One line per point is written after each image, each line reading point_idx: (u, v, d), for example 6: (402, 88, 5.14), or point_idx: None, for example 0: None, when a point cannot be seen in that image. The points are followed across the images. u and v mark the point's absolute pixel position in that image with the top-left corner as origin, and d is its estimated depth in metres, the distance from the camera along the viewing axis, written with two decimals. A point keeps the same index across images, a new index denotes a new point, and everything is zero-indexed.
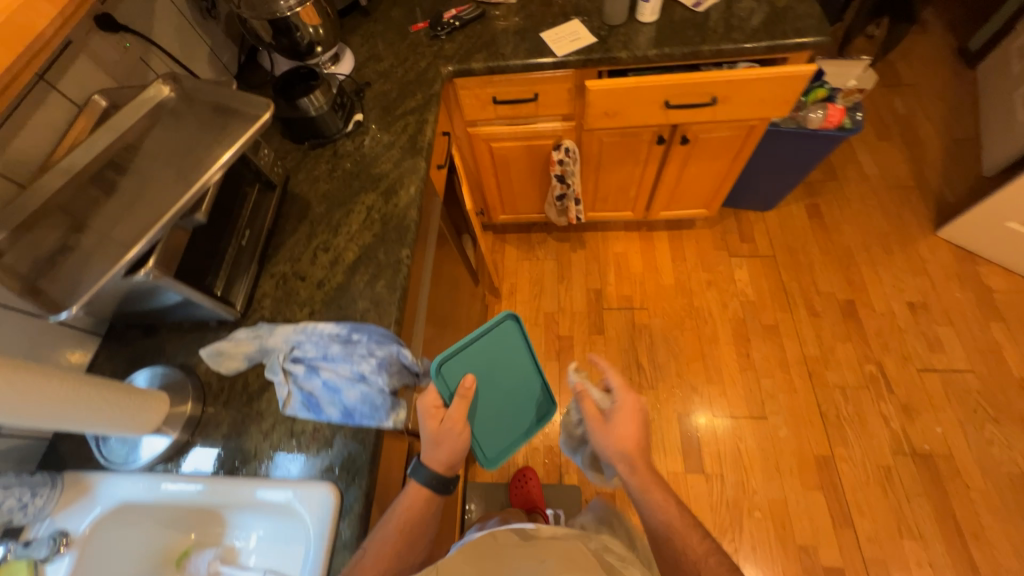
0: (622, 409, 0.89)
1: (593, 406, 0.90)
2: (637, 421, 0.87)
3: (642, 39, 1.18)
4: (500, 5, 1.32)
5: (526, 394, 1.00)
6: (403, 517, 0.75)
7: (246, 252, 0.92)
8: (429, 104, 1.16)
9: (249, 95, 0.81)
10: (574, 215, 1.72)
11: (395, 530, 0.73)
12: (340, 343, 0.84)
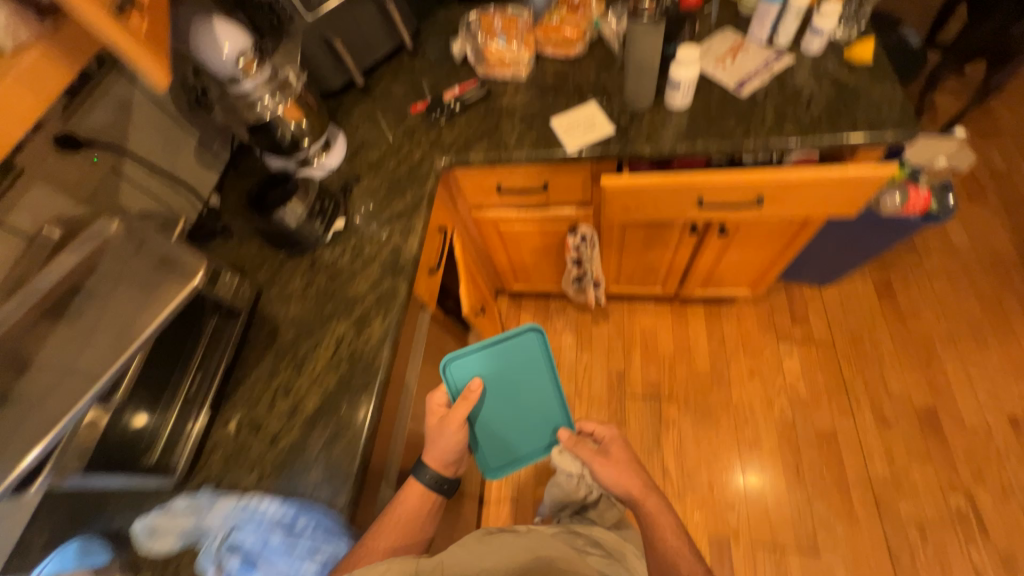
0: (609, 449, 0.95)
1: (586, 450, 0.93)
2: (623, 450, 0.94)
3: (670, 129, 0.99)
4: (508, 82, 1.17)
5: (539, 423, 1.03)
6: (405, 510, 0.81)
7: (193, 404, 0.80)
8: (419, 207, 1.03)
9: (186, 254, 0.74)
10: (593, 296, 1.53)
11: (393, 522, 0.79)
12: (283, 531, 0.70)
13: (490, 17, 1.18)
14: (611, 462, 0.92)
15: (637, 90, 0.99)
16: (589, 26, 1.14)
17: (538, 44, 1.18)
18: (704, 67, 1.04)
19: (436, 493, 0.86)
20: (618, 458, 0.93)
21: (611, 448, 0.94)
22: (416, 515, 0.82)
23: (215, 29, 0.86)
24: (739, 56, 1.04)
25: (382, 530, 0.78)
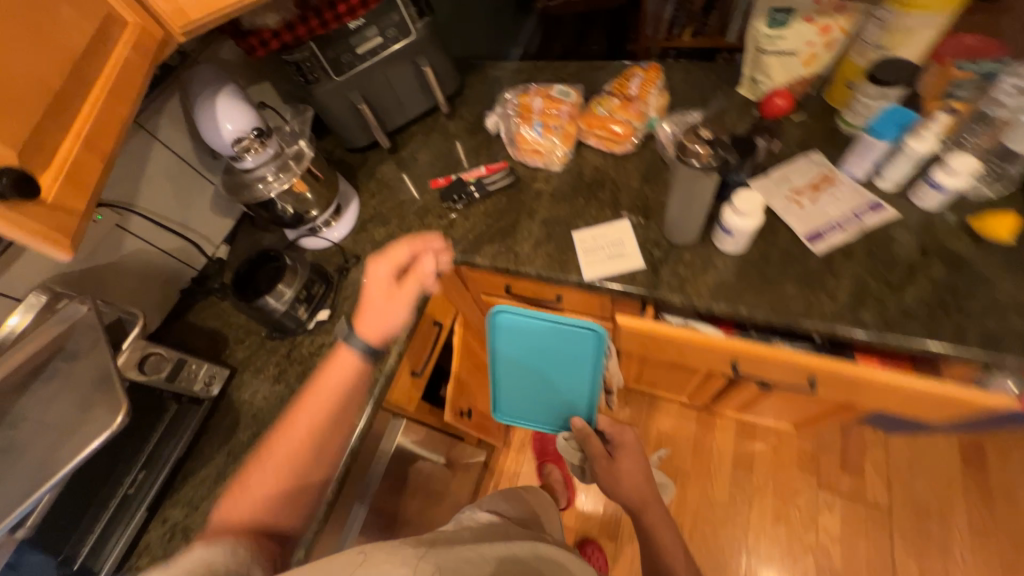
0: (621, 446, 1.13)
1: (596, 445, 1.10)
2: (631, 460, 1.10)
3: (711, 277, 0.81)
4: (539, 173, 1.03)
5: (573, 372, 1.10)
6: (319, 408, 0.67)
7: (129, 505, 0.77)
8: (409, 310, 0.94)
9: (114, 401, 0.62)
10: (606, 398, 1.38)
11: (321, 407, 0.67)
12: None
13: (531, 95, 1.03)
14: (620, 460, 1.11)
15: (678, 221, 0.82)
16: (642, 124, 0.96)
17: (579, 133, 1.01)
18: (772, 202, 0.84)
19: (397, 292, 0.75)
20: (629, 463, 1.10)
21: (622, 458, 1.11)
22: (351, 371, 0.70)
23: (217, 107, 0.81)
24: (822, 196, 0.82)
25: (306, 402, 0.68)
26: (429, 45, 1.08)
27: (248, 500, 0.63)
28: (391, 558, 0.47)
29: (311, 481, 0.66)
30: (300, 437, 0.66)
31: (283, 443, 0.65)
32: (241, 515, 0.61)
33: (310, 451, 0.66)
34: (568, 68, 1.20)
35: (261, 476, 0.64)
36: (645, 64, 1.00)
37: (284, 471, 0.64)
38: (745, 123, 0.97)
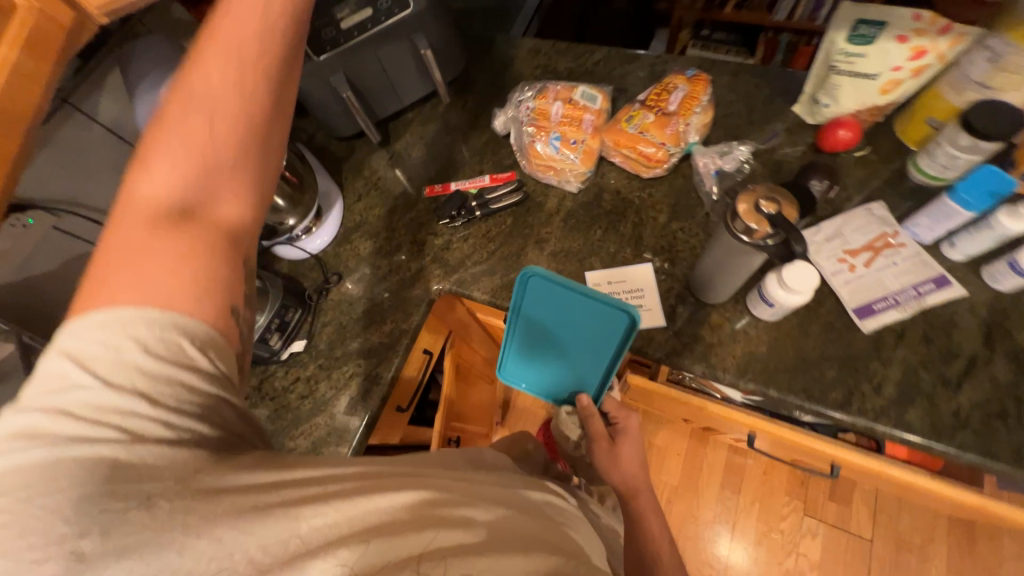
0: (625, 441, 0.78)
1: (598, 427, 0.77)
2: (632, 447, 0.78)
3: (741, 348, 0.71)
4: (552, 191, 0.89)
5: (599, 352, 0.76)
6: (227, 53, 0.47)
7: None
8: (395, 347, 0.84)
9: None
10: None
11: (231, 75, 0.47)
12: None
13: (550, 95, 0.87)
14: (620, 444, 0.77)
15: (707, 278, 0.71)
16: (678, 148, 0.81)
17: (602, 148, 0.85)
18: (820, 262, 0.73)
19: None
20: (630, 449, 0.77)
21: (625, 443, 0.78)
22: (275, 9, 0.51)
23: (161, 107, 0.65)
24: (879, 261, 0.71)
25: (205, 86, 0.46)
26: (431, 21, 0.88)
27: (146, 237, 0.42)
28: (401, 504, 0.42)
29: (262, 166, 0.49)
30: (207, 113, 0.46)
31: (184, 133, 0.45)
32: (127, 244, 0.41)
33: (236, 108, 0.47)
34: (594, 56, 1.01)
35: (167, 151, 0.45)
36: (688, 73, 0.83)
37: (229, 124, 0.46)
38: (799, 154, 0.83)
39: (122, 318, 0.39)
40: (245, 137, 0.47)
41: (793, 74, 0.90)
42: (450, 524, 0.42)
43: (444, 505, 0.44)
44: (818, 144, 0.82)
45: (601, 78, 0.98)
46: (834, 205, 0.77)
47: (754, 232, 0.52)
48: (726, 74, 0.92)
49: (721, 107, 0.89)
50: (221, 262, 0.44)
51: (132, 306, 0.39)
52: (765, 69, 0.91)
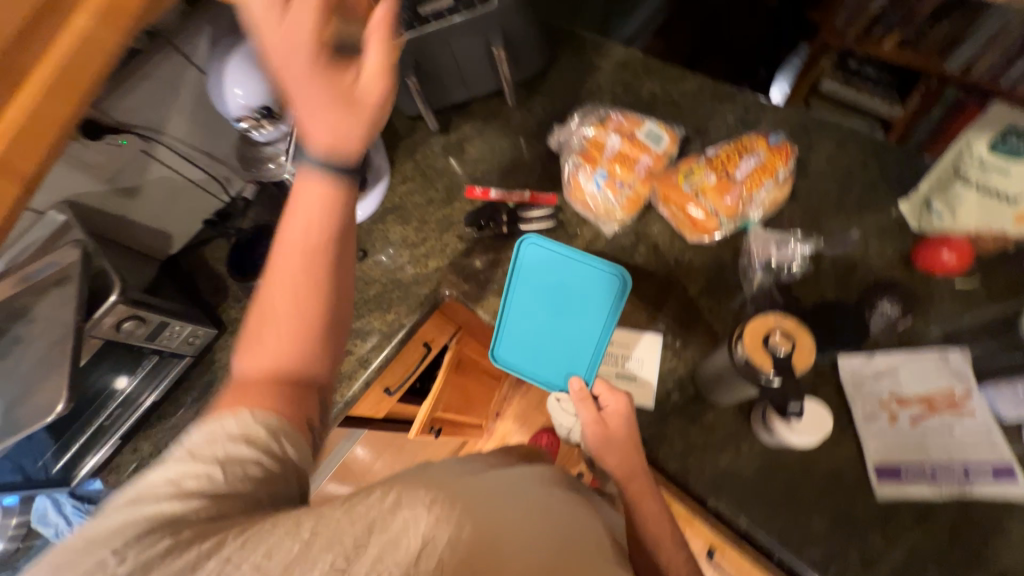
0: (612, 426, 0.65)
1: (585, 408, 0.66)
2: (625, 427, 0.65)
3: (725, 461, 0.64)
4: (588, 225, 0.82)
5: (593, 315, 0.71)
6: (306, 239, 0.46)
7: (105, 432, 0.85)
8: (392, 337, 0.87)
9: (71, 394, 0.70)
10: None
11: (313, 253, 0.46)
12: None
13: (611, 125, 0.80)
14: (608, 428, 0.65)
15: (713, 376, 0.64)
16: (732, 222, 0.71)
17: (651, 196, 0.77)
18: (854, 398, 0.62)
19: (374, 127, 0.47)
20: (620, 434, 0.64)
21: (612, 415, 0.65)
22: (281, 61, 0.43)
23: (229, 72, 0.68)
24: (930, 422, 0.59)
25: (320, 276, 0.46)
26: (512, 18, 0.84)
27: (251, 388, 0.42)
28: (425, 519, 0.34)
29: (337, 318, 0.48)
30: (312, 286, 0.46)
31: (278, 307, 0.45)
32: (247, 385, 0.43)
33: (328, 267, 0.46)
34: (685, 85, 0.91)
35: (266, 336, 0.45)
36: (773, 138, 0.72)
37: (326, 304, 0.46)
38: (882, 261, 0.69)
39: (223, 427, 0.39)
40: (326, 296, 0.46)
41: (914, 161, 0.74)
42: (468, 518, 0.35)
43: (475, 516, 0.36)
44: (912, 257, 0.68)
45: (683, 113, 0.88)
46: (900, 335, 0.65)
47: (753, 368, 0.45)
48: (830, 142, 0.78)
49: (808, 180, 0.76)
50: (287, 409, 0.43)
51: (229, 415, 0.40)
52: (881, 148, 0.76)
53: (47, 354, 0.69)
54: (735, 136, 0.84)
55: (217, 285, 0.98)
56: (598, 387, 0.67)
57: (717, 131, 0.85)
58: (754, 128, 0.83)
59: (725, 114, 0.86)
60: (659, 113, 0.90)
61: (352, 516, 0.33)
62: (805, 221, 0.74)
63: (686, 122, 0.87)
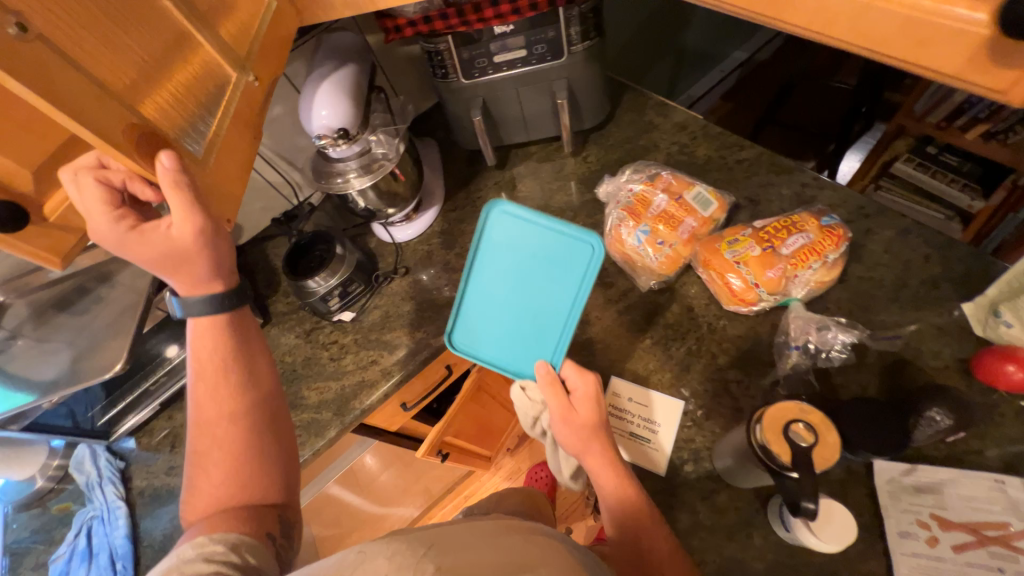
0: (581, 417, 0.64)
1: (554, 396, 0.65)
2: (595, 409, 0.64)
3: (732, 550, 0.60)
4: (624, 276, 0.83)
5: (559, 292, 0.70)
6: (212, 366, 0.53)
7: (148, 396, 0.92)
8: (418, 354, 0.90)
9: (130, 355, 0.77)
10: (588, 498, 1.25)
11: (216, 377, 0.53)
12: (127, 533, 0.84)
13: (660, 184, 0.81)
14: (578, 417, 0.64)
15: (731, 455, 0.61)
16: (772, 297, 0.69)
17: (691, 258, 0.77)
18: (888, 510, 0.57)
19: (218, 228, 0.48)
20: (588, 422, 0.63)
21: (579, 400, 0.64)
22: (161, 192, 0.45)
23: (318, 96, 0.77)
24: (977, 555, 0.52)
25: (232, 377, 0.54)
26: (578, 74, 0.89)
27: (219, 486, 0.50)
28: (388, 567, 0.35)
29: (262, 394, 0.56)
30: (228, 383, 0.53)
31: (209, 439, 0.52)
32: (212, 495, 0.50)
33: (236, 375, 0.54)
34: (742, 153, 0.91)
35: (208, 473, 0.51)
36: (825, 219, 0.70)
37: (255, 389, 0.55)
38: (936, 364, 0.65)
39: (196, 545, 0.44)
40: (242, 400, 0.53)
41: (984, 263, 0.69)
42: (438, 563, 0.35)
43: (451, 567, 0.35)
44: (973, 367, 0.62)
45: (737, 180, 0.88)
46: (950, 449, 0.59)
47: (769, 453, 0.44)
48: (890, 230, 0.75)
49: (861, 266, 0.73)
50: (260, 481, 0.52)
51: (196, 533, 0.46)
52: (947, 243, 0.72)
53: (121, 317, 0.78)
54: (788, 211, 0.82)
55: (271, 278, 1.05)
56: (566, 370, 0.67)
57: (769, 203, 0.84)
58: (809, 205, 0.81)
59: (780, 187, 0.85)
60: (711, 178, 0.90)
61: (335, 573, 0.35)
62: (854, 308, 0.70)
63: (738, 190, 0.87)
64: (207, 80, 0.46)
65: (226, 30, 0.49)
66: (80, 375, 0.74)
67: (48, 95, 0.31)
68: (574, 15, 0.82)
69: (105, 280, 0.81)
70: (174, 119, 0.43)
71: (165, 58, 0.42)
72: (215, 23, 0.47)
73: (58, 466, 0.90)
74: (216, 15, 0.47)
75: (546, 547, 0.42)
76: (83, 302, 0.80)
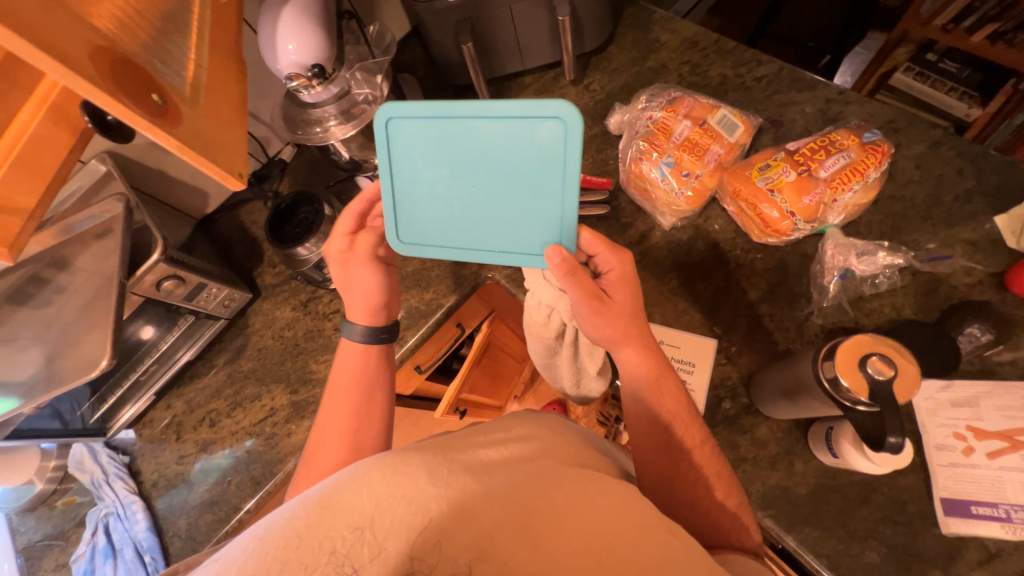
0: (616, 302, 0.57)
1: (580, 283, 0.56)
2: (629, 293, 0.58)
3: (777, 479, 0.61)
4: (644, 215, 0.77)
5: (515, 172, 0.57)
6: (347, 376, 0.63)
7: (141, 387, 0.85)
8: (429, 316, 0.84)
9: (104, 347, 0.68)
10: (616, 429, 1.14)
11: (350, 391, 0.62)
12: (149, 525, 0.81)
13: (682, 109, 0.73)
14: (613, 304, 0.57)
15: (772, 391, 0.60)
16: (809, 225, 0.66)
17: (718, 190, 0.72)
18: (926, 426, 0.59)
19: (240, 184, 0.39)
20: (626, 307, 0.57)
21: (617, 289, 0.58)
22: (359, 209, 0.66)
23: (280, 22, 0.64)
24: (1011, 458, 0.55)
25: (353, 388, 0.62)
26: None
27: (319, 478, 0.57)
28: (383, 476, 0.39)
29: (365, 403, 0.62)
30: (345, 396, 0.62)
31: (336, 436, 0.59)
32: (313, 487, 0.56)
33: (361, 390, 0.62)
34: (760, 69, 0.83)
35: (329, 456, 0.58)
36: (865, 137, 0.66)
37: (356, 405, 0.61)
38: (968, 280, 0.64)
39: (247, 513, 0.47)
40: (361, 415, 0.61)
41: (1017, 173, 0.67)
42: (454, 467, 0.41)
43: (443, 471, 0.40)
44: (1005, 280, 0.62)
45: (756, 100, 0.81)
46: (984, 362, 0.60)
47: (843, 389, 0.43)
48: (921, 144, 0.71)
49: (892, 184, 0.70)
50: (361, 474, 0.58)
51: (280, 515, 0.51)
52: (979, 153, 0.69)
53: (89, 302, 0.69)
54: (813, 130, 0.77)
55: (252, 247, 0.96)
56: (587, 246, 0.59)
57: (793, 123, 0.78)
58: (837, 123, 0.76)
59: (803, 104, 0.79)
60: (729, 100, 0.83)
61: (347, 483, 0.39)
62: (885, 229, 0.68)
63: (758, 111, 0.80)
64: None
65: None
66: (65, 374, 0.67)
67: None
68: None
69: (62, 266, 0.71)
70: (144, 43, 0.34)
71: None
72: None
73: (56, 467, 0.85)
74: None
75: (546, 438, 0.48)
76: (45, 293, 0.71)
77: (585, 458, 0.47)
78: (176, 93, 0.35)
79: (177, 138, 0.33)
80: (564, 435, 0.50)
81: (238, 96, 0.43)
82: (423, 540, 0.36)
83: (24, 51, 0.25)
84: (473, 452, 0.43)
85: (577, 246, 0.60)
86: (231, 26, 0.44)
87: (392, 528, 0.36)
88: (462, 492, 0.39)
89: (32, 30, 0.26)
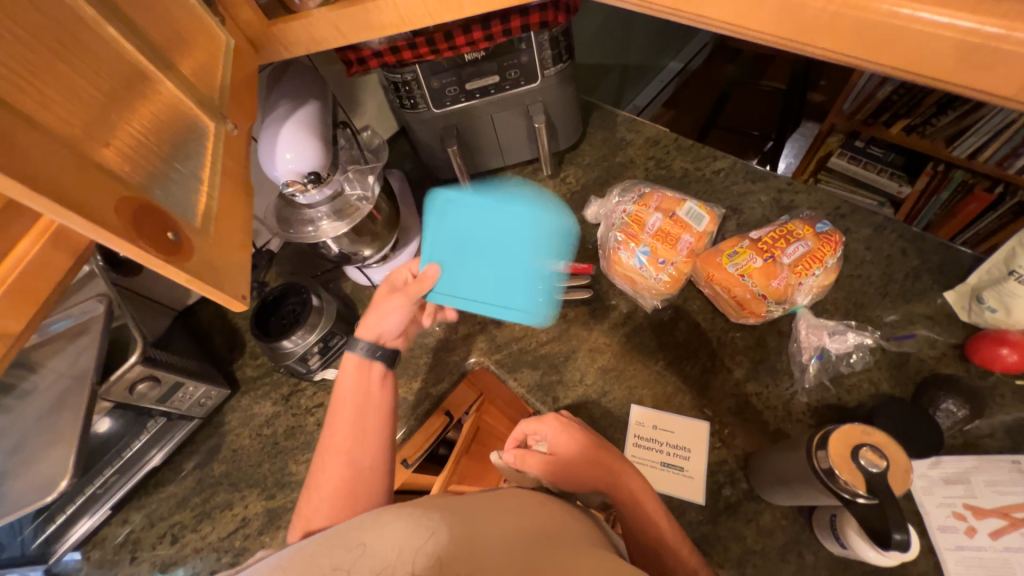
0: (564, 456, 0.61)
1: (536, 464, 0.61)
2: (570, 434, 0.62)
3: (789, 572, 0.59)
4: (626, 297, 0.81)
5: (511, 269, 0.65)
6: (354, 391, 0.65)
7: (96, 500, 0.77)
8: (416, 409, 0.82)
9: (57, 466, 0.61)
10: None
11: (357, 412, 0.63)
12: None
13: (652, 203, 0.80)
14: (562, 462, 0.60)
15: (767, 476, 0.60)
16: (781, 305, 0.70)
17: (693, 274, 0.77)
18: (925, 506, 0.59)
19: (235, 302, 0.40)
20: (573, 458, 0.60)
21: (561, 434, 0.62)
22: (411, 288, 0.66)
23: (277, 138, 0.68)
24: (1014, 538, 0.55)
25: (365, 407, 0.64)
26: (553, 96, 0.87)
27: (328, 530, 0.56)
28: (407, 528, 0.38)
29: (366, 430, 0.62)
30: (354, 418, 0.62)
31: (335, 457, 0.60)
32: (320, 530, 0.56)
33: (377, 418, 0.63)
34: (717, 164, 0.93)
35: (326, 477, 0.59)
36: (819, 226, 0.72)
37: (369, 434, 0.62)
38: (934, 355, 0.68)
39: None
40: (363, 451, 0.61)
41: (955, 253, 0.74)
42: (475, 534, 0.39)
43: (462, 533, 0.38)
44: (966, 352, 0.67)
45: (717, 191, 0.90)
46: (965, 436, 0.62)
47: (840, 480, 0.44)
48: (866, 227, 0.79)
49: (848, 264, 0.76)
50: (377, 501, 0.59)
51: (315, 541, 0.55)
52: (919, 236, 0.76)
53: (52, 410, 0.64)
54: (771, 218, 0.85)
55: (234, 340, 0.93)
56: (529, 427, 0.65)
57: (752, 210, 0.86)
58: (791, 211, 0.84)
59: (759, 195, 0.87)
60: (692, 190, 0.91)
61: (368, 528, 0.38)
62: (850, 307, 0.73)
63: (720, 201, 0.89)
64: (164, 137, 0.37)
65: (184, 77, 0.41)
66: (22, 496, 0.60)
67: (27, 170, 0.26)
68: (546, 39, 0.78)
69: (31, 370, 0.67)
70: (163, 180, 0.36)
71: (128, 107, 0.34)
72: (172, 73, 0.39)
73: None
74: (164, 62, 0.38)
75: (561, 524, 0.47)
76: (7, 399, 0.66)
77: (593, 540, 0.46)
78: (189, 227, 0.37)
79: (184, 273, 0.35)
80: (574, 520, 0.49)
81: (242, 215, 0.44)
82: (426, 564, 0.34)
83: (50, 211, 0.26)
84: (490, 522, 0.42)
85: (528, 426, 0.65)
86: (240, 152, 0.47)
87: (401, 564, 0.34)
88: (476, 550, 0.37)
89: (59, 189, 0.27)
